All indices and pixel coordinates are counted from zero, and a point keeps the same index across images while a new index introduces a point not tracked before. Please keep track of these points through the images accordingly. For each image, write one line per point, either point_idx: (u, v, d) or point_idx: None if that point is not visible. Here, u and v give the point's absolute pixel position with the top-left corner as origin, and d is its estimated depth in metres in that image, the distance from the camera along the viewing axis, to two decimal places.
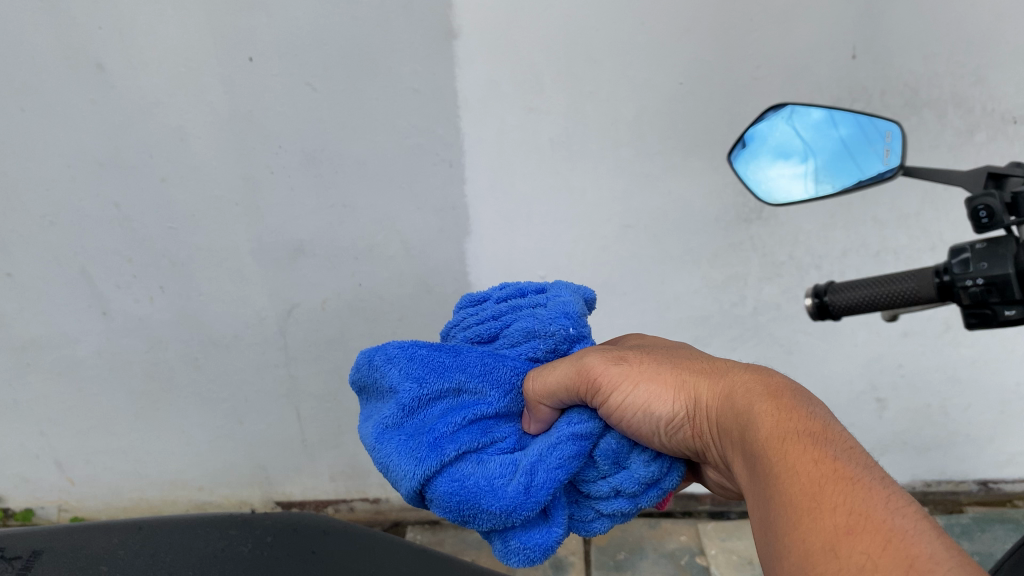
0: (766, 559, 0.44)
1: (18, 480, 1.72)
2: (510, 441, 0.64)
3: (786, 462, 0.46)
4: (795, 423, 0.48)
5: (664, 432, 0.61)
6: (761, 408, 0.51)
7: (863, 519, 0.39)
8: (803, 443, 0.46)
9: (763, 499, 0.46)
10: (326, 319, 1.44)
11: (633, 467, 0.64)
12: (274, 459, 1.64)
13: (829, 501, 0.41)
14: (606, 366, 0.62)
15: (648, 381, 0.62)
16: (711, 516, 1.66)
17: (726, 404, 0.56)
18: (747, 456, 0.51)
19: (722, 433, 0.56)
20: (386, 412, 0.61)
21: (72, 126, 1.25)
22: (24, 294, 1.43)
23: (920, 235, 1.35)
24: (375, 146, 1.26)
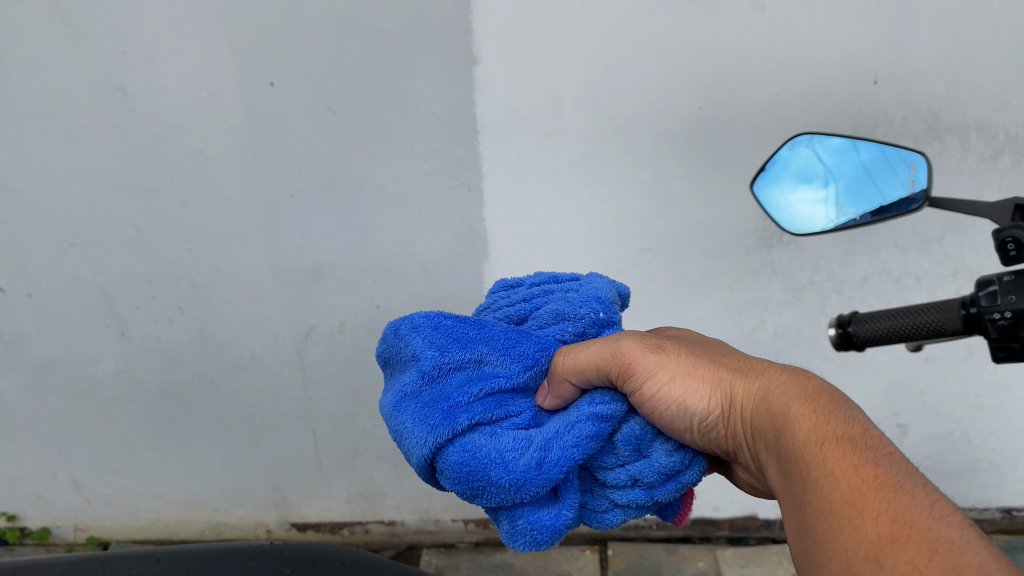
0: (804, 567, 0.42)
1: (36, 498, 1.73)
2: (527, 419, 0.62)
3: (824, 467, 0.44)
4: (835, 426, 0.46)
5: (696, 428, 0.58)
6: (800, 410, 0.49)
7: (907, 529, 0.38)
8: (843, 447, 0.44)
9: (799, 505, 0.45)
10: (343, 342, 1.43)
11: (654, 454, 0.60)
12: (290, 480, 1.64)
13: (872, 510, 0.40)
14: (642, 353, 0.59)
15: (686, 372, 0.59)
16: (729, 542, 1.64)
17: (763, 404, 0.53)
18: (783, 458, 0.49)
19: (757, 434, 0.53)
20: (407, 379, 0.61)
21: (94, 149, 1.27)
22: (45, 313, 1.44)
23: (943, 260, 1.33)
24: (394, 169, 1.26)
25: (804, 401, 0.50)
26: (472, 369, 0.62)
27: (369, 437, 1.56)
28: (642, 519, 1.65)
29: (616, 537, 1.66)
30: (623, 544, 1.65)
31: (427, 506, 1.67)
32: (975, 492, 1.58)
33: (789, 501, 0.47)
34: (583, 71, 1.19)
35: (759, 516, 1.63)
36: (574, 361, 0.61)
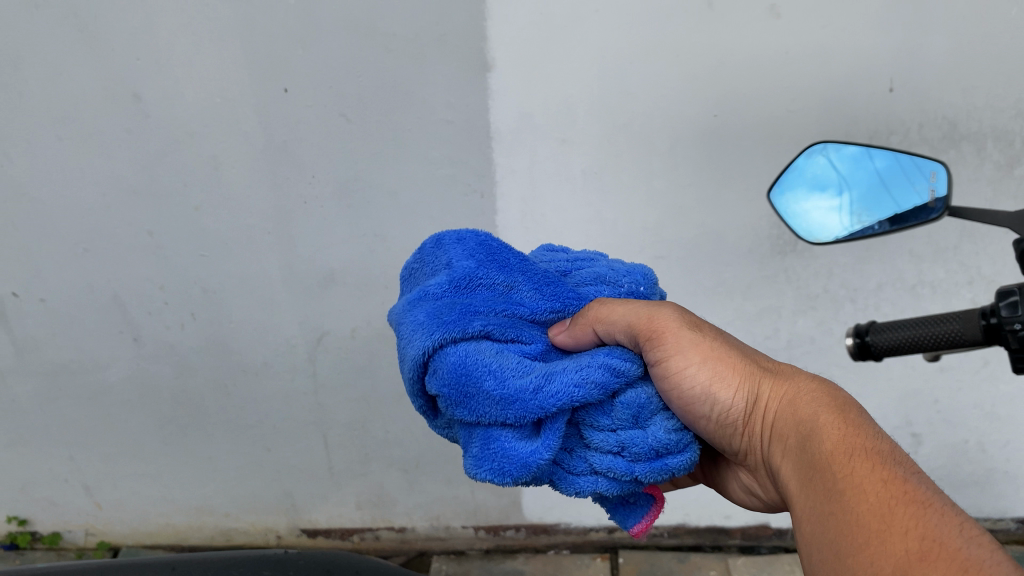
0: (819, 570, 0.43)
1: (47, 503, 1.73)
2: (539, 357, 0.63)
3: (852, 479, 0.45)
4: (863, 440, 0.48)
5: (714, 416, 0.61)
6: (829, 420, 0.52)
7: (936, 547, 0.39)
8: (871, 462, 0.46)
9: (821, 510, 0.46)
10: (355, 348, 1.43)
11: (652, 429, 0.60)
12: (300, 486, 1.64)
13: (901, 526, 0.41)
14: (676, 330, 0.62)
15: (714, 359, 0.62)
16: (741, 551, 1.63)
17: (790, 408, 0.56)
18: (806, 460, 0.51)
19: (778, 434, 0.56)
20: (435, 281, 0.63)
21: (108, 155, 1.27)
22: (58, 318, 1.45)
23: (958, 268, 1.32)
24: (408, 176, 1.26)
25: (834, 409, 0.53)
26: (498, 293, 0.64)
27: (380, 443, 1.56)
28: (653, 527, 1.64)
29: (627, 544, 1.66)
30: (634, 552, 1.64)
31: (437, 513, 1.66)
32: (990, 502, 1.57)
33: (806, 506, 0.48)
34: (597, 78, 1.19)
35: (772, 526, 1.62)
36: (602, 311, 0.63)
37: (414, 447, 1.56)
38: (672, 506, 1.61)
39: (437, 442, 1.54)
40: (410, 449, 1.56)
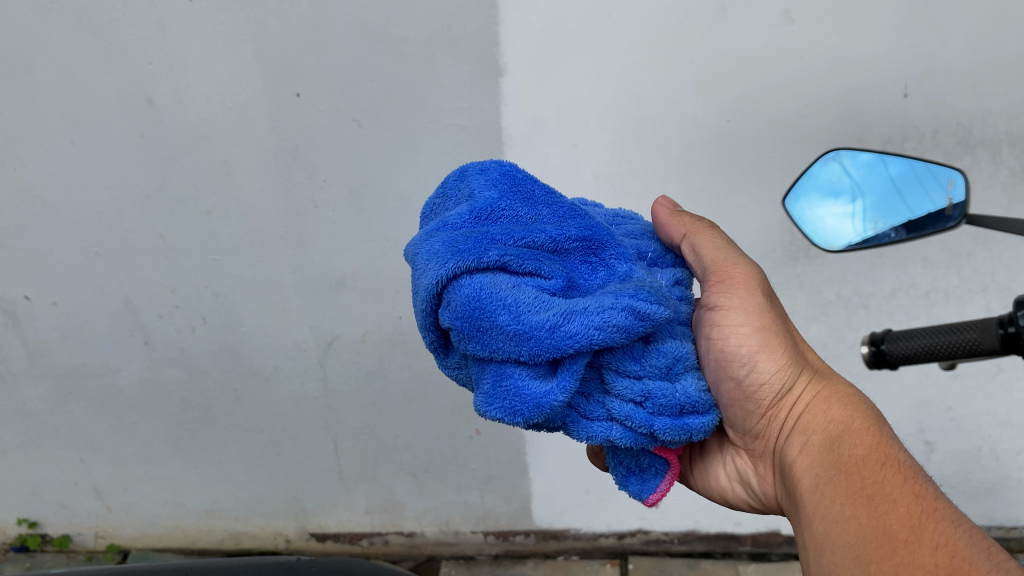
0: (841, 555, 0.51)
1: (58, 505, 1.74)
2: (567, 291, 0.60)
3: (883, 488, 0.53)
4: (896, 453, 0.57)
5: (748, 386, 0.68)
6: (870, 429, 0.60)
7: (962, 564, 0.47)
8: (901, 477, 0.54)
9: (846, 507, 0.53)
10: (366, 352, 1.43)
11: (681, 384, 0.60)
12: (310, 490, 1.64)
13: (929, 540, 0.49)
14: (746, 292, 0.69)
15: (764, 333, 0.68)
16: (752, 558, 1.61)
17: (827, 405, 0.65)
18: (837, 451, 0.60)
19: (809, 423, 0.65)
20: (455, 213, 0.61)
21: (120, 159, 1.28)
22: (69, 321, 1.45)
23: (972, 275, 1.31)
24: (419, 180, 1.26)
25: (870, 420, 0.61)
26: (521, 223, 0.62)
27: (390, 447, 1.56)
28: (664, 533, 1.63)
29: (637, 550, 1.65)
30: (644, 559, 1.63)
31: (447, 518, 1.66)
32: (1003, 510, 1.56)
33: (829, 498, 0.55)
34: (610, 82, 1.18)
35: (783, 532, 1.60)
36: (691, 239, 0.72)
37: (423, 451, 1.55)
38: (683, 512, 1.60)
39: (447, 447, 1.54)
40: (420, 454, 1.56)
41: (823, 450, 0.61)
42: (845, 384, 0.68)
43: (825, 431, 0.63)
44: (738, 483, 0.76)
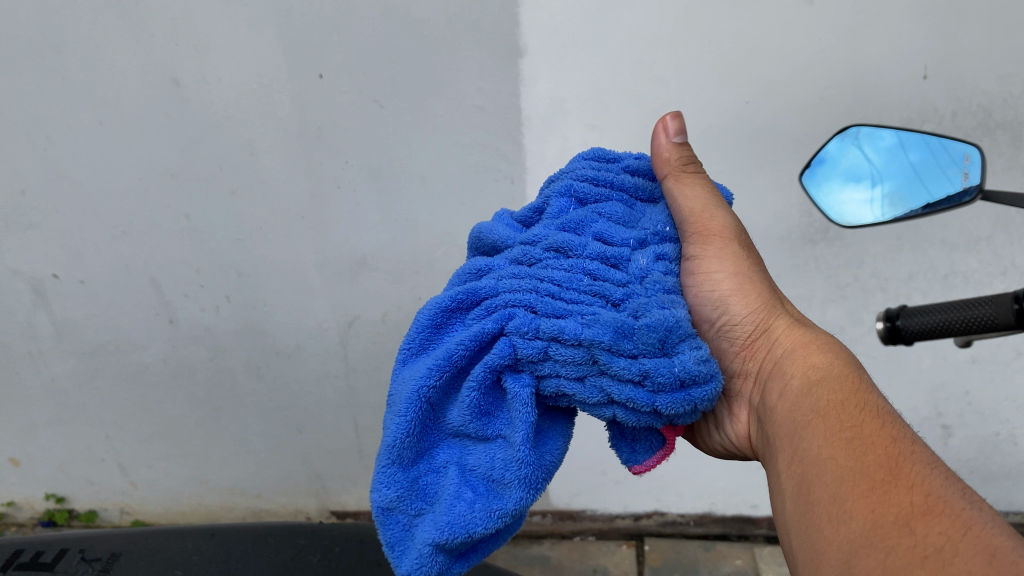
0: (817, 497, 0.50)
1: (84, 481, 1.78)
2: (469, 406, 0.60)
3: (862, 430, 0.52)
4: (875, 401, 0.55)
5: (726, 320, 0.73)
6: (840, 374, 0.59)
7: (938, 503, 0.45)
8: (881, 421, 0.52)
9: (824, 450, 0.52)
10: (386, 332, 1.45)
11: (679, 357, 0.57)
12: (330, 468, 1.66)
13: (907, 481, 0.47)
14: (723, 240, 0.73)
15: (742, 277, 0.74)
16: (768, 540, 1.62)
17: (797, 344, 0.67)
18: (812, 395, 0.59)
19: (774, 361, 0.68)
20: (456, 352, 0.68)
21: (147, 140, 1.30)
22: (95, 301, 1.48)
23: (992, 258, 1.30)
24: (439, 162, 1.27)
25: (847, 364, 0.60)
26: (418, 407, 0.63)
27: None
28: (680, 515, 1.64)
29: (653, 532, 1.66)
30: (660, 540, 1.64)
31: None
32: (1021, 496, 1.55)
33: (809, 444, 0.54)
34: (630, 64, 1.19)
35: None
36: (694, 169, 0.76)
37: None
38: (698, 494, 1.61)
39: None
40: None
41: (795, 394, 0.61)
42: (820, 329, 0.69)
43: (798, 375, 0.63)
44: (712, 425, 0.76)
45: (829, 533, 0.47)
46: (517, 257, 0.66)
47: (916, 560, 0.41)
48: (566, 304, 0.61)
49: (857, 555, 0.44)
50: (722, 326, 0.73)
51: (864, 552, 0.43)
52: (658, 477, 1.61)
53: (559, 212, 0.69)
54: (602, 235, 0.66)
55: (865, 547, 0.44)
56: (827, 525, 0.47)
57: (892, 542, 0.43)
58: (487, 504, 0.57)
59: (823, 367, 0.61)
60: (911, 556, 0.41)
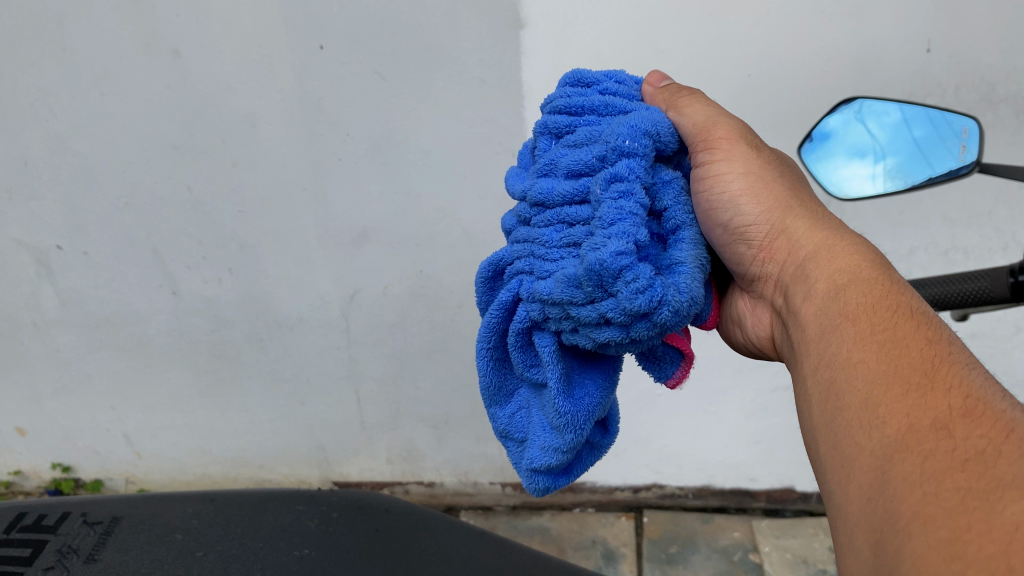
0: (849, 402, 0.47)
1: (90, 451, 1.80)
2: (521, 360, 0.64)
3: (895, 335, 0.49)
4: (905, 300, 0.52)
5: (738, 227, 0.69)
6: (867, 275, 0.56)
7: (979, 407, 0.42)
8: (915, 323, 0.50)
9: (855, 354, 0.49)
10: (388, 304, 1.46)
11: (618, 295, 0.54)
12: (333, 439, 1.67)
13: (944, 383, 0.44)
14: (730, 143, 0.70)
15: (753, 178, 0.69)
16: (766, 513, 1.64)
17: (820, 247, 0.63)
18: (839, 296, 0.56)
19: (798, 264, 0.64)
20: None
21: (149, 111, 1.31)
22: (99, 272, 1.49)
23: (993, 234, 1.30)
24: (440, 134, 1.27)
25: (873, 266, 0.57)
26: None
27: (412, 399, 1.59)
28: (678, 488, 1.66)
29: (652, 504, 1.68)
30: (658, 512, 1.66)
31: (465, 469, 1.69)
32: None
33: (837, 351, 0.52)
34: (631, 36, 1.19)
35: (796, 489, 1.63)
36: (677, 109, 0.72)
37: (443, 403, 1.59)
38: (698, 467, 1.63)
39: (464, 398, 1.57)
40: (441, 406, 1.59)
41: (820, 299, 0.58)
42: (846, 227, 0.65)
43: (822, 279, 0.60)
44: (745, 325, 0.76)
45: (860, 438, 0.44)
46: (520, 215, 0.65)
47: (955, 464, 0.38)
48: (546, 263, 0.61)
49: (893, 461, 0.41)
50: (735, 229, 0.69)
51: (901, 457, 0.41)
52: (657, 450, 1.61)
53: (541, 157, 0.65)
54: (571, 170, 0.62)
55: (900, 451, 0.41)
56: (858, 431, 0.45)
57: (930, 446, 0.40)
58: (549, 441, 0.61)
59: (847, 269, 0.58)
60: (951, 459, 0.39)
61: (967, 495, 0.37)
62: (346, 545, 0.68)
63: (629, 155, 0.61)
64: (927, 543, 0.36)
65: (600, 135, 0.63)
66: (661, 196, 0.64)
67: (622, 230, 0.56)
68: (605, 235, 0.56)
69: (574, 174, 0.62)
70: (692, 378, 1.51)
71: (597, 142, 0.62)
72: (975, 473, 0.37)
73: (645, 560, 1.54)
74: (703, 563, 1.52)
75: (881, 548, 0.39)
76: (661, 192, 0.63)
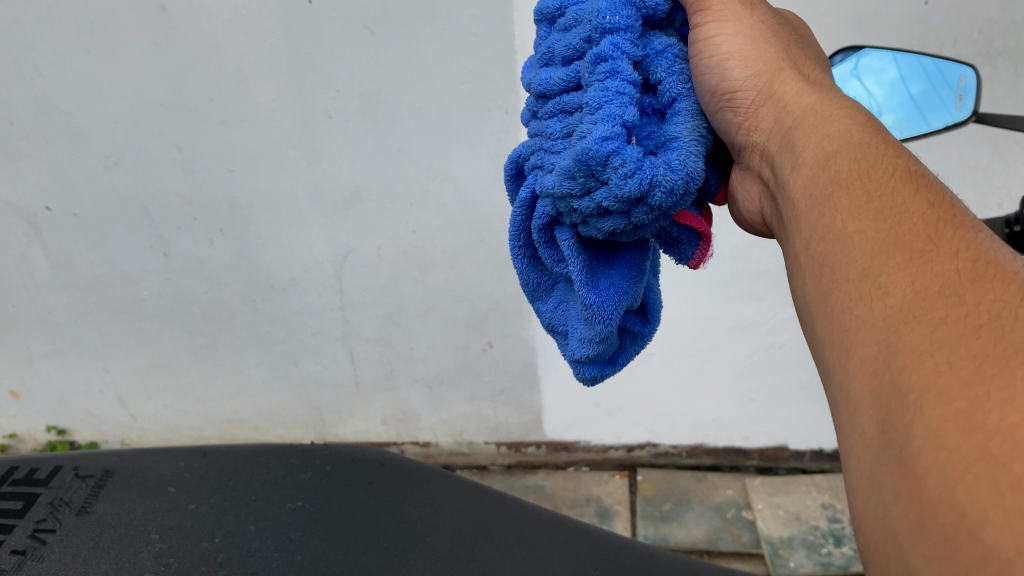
0: (847, 275, 0.40)
1: (84, 414, 1.80)
2: (548, 257, 0.60)
3: (894, 198, 0.42)
4: (902, 163, 0.45)
5: (723, 95, 0.58)
6: (861, 139, 0.48)
7: (989, 270, 0.36)
8: (914, 184, 0.42)
9: (849, 224, 0.42)
10: (381, 264, 1.45)
11: (611, 183, 0.51)
12: (327, 400, 1.67)
13: (949, 247, 0.38)
14: (721, 8, 0.60)
15: (743, 45, 0.59)
16: (759, 471, 1.65)
17: (810, 114, 0.54)
18: (831, 164, 0.48)
19: (785, 135, 0.55)
20: None
21: (135, 69, 1.29)
22: (89, 233, 1.48)
23: (989, 189, 1.30)
24: (431, 91, 1.26)
25: (868, 129, 0.49)
26: None
27: (406, 360, 1.59)
28: (672, 446, 1.66)
29: (645, 463, 1.69)
30: (652, 471, 1.67)
31: (461, 429, 1.69)
32: None
33: (826, 216, 0.44)
34: None
35: (789, 447, 1.63)
36: None
37: (437, 363, 1.58)
38: (692, 425, 1.63)
39: (459, 358, 1.57)
40: (435, 365, 1.59)
41: (809, 169, 0.50)
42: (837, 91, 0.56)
43: (811, 148, 0.51)
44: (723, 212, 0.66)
45: (858, 313, 0.37)
46: (531, 108, 0.61)
47: (969, 330, 0.33)
48: (548, 155, 0.57)
49: (897, 332, 0.35)
50: (722, 96, 0.58)
51: (907, 328, 0.35)
52: (651, 408, 1.62)
53: (541, 48, 0.60)
54: (566, 56, 0.57)
55: (908, 323, 0.35)
56: (855, 303, 0.38)
57: (940, 314, 0.34)
58: (584, 334, 0.58)
59: (837, 130, 0.50)
60: (963, 328, 0.33)
61: (984, 362, 0.31)
62: (339, 498, 0.67)
63: (611, 33, 0.54)
64: (941, 417, 0.31)
65: (586, 13, 0.57)
66: (653, 68, 0.56)
67: (607, 114, 0.51)
68: (590, 121, 0.52)
69: (569, 61, 0.57)
70: (686, 336, 1.51)
71: (582, 24, 0.57)
72: (992, 339, 0.32)
73: (639, 517, 1.55)
74: (696, 520, 1.53)
75: (888, 428, 0.33)
76: (654, 64, 0.56)
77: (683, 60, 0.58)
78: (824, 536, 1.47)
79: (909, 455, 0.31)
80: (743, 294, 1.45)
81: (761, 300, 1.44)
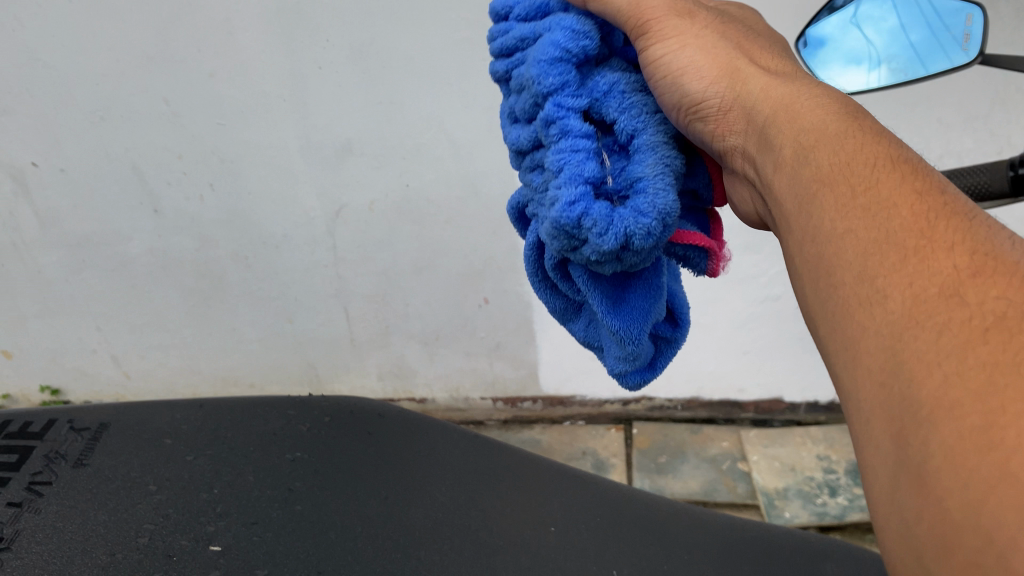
0: (844, 289, 0.38)
1: (78, 373, 1.79)
2: (568, 289, 0.58)
3: (881, 195, 0.39)
4: (887, 151, 0.42)
5: (688, 109, 0.54)
6: (840, 129, 0.45)
7: (989, 263, 0.34)
8: (900, 175, 0.40)
9: (841, 226, 0.40)
10: (375, 219, 1.43)
11: (591, 245, 0.48)
12: (322, 356, 1.67)
13: (943, 239, 0.36)
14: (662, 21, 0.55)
15: (696, 51, 0.55)
16: (754, 424, 1.66)
17: (782, 107, 0.50)
18: (814, 163, 0.45)
19: (758, 136, 0.51)
20: None
21: (119, 20, 1.25)
22: (77, 190, 1.46)
23: (988, 138, 1.28)
24: (423, 40, 1.23)
25: (845, 116, 0.46)
26: None
27: (401, 316, 1.58)
28: (668, 400, 1.68)
29: (641, 417, 1.70)
30: (648, 424, 1.68)
31: (457, 384, 1.69)
32: None
33: (817, 218, 0.42)
34: None
35: (785, 399, 1.64)
36: None
37: (432, 319, 1.58)
38: (687, 379, 1.64)
39: (454, 313, 1.56)
40: (430, 321, 1.58)
41: (791, 168, 0.47)
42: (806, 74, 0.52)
43: (791, 144, 0.48)
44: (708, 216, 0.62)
45: (860, 321, 0.36)
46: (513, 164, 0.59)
47: (976, 335, 0.32)
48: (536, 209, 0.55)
49: (903, 340, 0.34)
50: (687, 110, 0.54)
51: (911, 334, 0.33)
52: None
53: (505, 108, 0.58)
54: (524, 115, 0.55)
55: (912, 329, 0.33)
56: (856, 309, 0.36)
57: (942, 317, 0.33)
58: (617, 354, 0.57)
59: (815, 121, 0.47)
60: (969, 332, 0.32)
61: (995, 371, 0.30)
62: (338, 448, 0.67)
63: (551, 94, 0.51)
64: (956, 434, 0.30)
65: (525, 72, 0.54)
66: (604, 109, 0.53)
67: (568, 176, 0.49)
68: (555, 187, 0.49)
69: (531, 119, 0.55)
70: None
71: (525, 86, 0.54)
72: (1001, 344, 0.31)
73: (634, 469, 1.55)
74: (692, 472, 1.54)
75: (903, 445, 0.32)
76: (603, 105, 0.53)
77: (633, 93, 0.54)
78: (819, 486, 1.48)
79: (928, 473, 0.30)
80: (739, 247, 1.44)
81: (757, 253, 1.43)
